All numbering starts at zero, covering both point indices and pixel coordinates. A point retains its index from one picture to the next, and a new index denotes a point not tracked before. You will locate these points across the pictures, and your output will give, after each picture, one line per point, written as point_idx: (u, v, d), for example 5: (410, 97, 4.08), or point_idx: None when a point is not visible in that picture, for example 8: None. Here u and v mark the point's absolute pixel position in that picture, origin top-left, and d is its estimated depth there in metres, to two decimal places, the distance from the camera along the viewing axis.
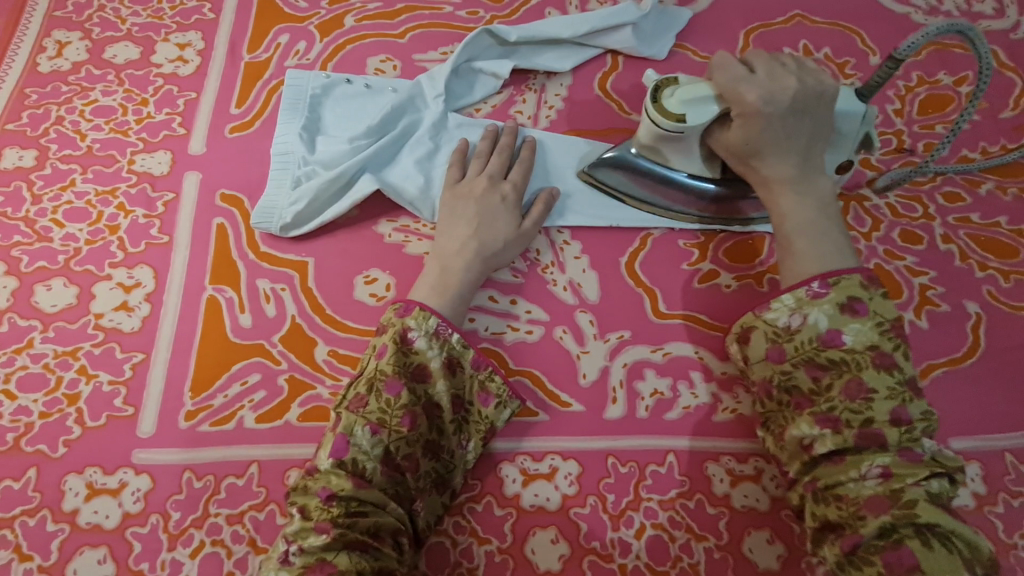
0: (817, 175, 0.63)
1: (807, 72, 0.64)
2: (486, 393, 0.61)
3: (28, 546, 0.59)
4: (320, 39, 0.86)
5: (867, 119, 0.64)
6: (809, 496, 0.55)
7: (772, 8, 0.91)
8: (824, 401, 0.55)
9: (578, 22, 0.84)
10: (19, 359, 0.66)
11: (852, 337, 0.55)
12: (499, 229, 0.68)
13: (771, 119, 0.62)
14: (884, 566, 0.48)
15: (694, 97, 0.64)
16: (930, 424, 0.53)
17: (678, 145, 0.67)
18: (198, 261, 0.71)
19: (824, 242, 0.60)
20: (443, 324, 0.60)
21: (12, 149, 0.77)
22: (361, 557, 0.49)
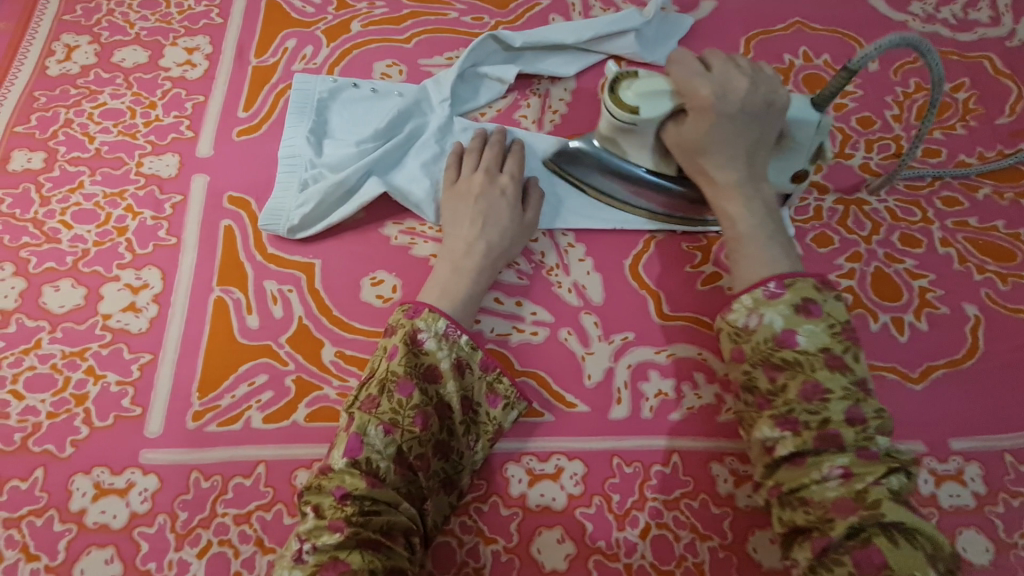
0: (762, 182, 0.66)
1: (759, 79, 0.66)
2: (494, 395, 0.62)
3: (35, 545, 0.59)
4: (327, 44, 0.87)
5: (821, 130, 0.66)
6: (776, 501, 0.54)
7: (773, 16, 0.92)
8: (781, 402, 0.54)
9: (582, 28, 0.85)
10: (26, 359, 0.66)
11: (806, 338, 0.54)
12: (502, 228, 0.69)
13: (721, 125, 0.64)
14: (855, 567, 0.47)
15: (650, 91, 0.66)
16: (885, 422, 0.52)
17: (632, 136, 0.69)
18: (206, 263, 0.72)
19: (771, 245, 0.61)
20: (452, 325, 0.61)
21: (21, 151, 0.77)
22: (374, 554, 0.49)
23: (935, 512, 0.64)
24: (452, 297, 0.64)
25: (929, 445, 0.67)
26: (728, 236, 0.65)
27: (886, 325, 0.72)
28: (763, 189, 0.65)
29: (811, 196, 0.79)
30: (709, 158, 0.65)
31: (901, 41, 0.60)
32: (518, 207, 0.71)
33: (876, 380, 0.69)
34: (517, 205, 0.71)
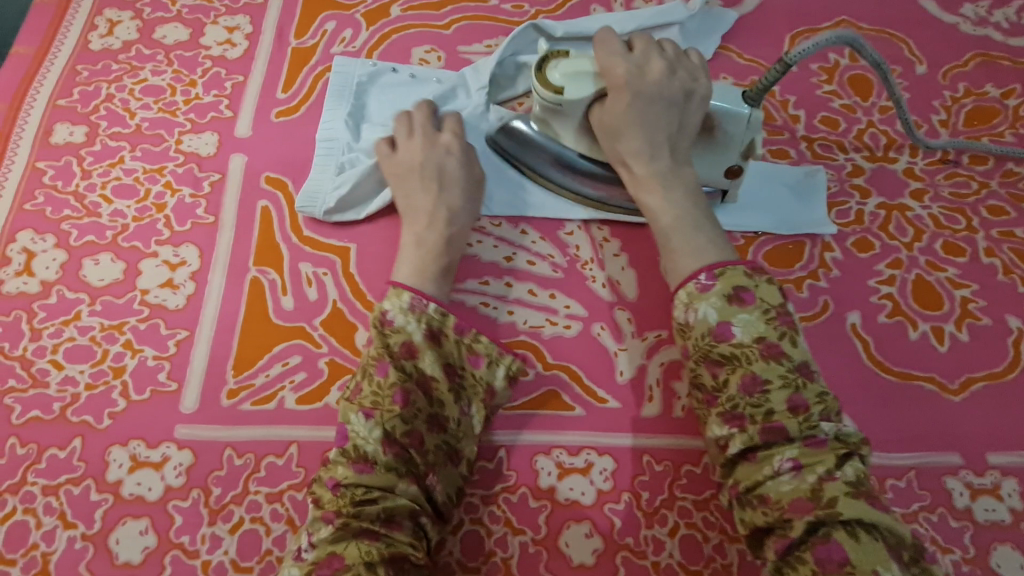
0: (684, 170, 0.66)
1: (678, 64, 0.66)
2: (476, 355, 0.61)
3: (72, 514, 0.60)
4: (366, 27, 0.86)
5: (752, 124, 0.64)
6: (737, 502, 0.54)
7: (819, 13, 0.90)
8: (726, 399, 0.54)
9: (624, 20, 0.84)
10: (66, 330, 0.67)
11: (742, 329, 0.54)
12: (459, 189, 0.70)
13: (638, 109, 0.64)
14: (817, 564, 0.47)
15: (575, 72, 0.66)
16: (828, 406, 0.53)
17: (561, 118, 0.68)
18: (242, 243, 0.72)
19: (696, 236, 0.61)
20: (416, 296, 0.60)
21: (63, 125, 0.78)
22: (373, 544, 0.50)
23: (969, 525, 0.63)
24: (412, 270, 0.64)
25: (966, 457, 0.66)
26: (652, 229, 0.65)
27: (925, 334, 0.71)
28: (683, 177, 0.65)
29: (853, 200, 0.78)
30: (629, 150, 0.65)
31: (834, 39, 0.60)
32: (471, 163, 0.71)
33: (913, 390, 0.68)
34: (471, 166, 0.71)
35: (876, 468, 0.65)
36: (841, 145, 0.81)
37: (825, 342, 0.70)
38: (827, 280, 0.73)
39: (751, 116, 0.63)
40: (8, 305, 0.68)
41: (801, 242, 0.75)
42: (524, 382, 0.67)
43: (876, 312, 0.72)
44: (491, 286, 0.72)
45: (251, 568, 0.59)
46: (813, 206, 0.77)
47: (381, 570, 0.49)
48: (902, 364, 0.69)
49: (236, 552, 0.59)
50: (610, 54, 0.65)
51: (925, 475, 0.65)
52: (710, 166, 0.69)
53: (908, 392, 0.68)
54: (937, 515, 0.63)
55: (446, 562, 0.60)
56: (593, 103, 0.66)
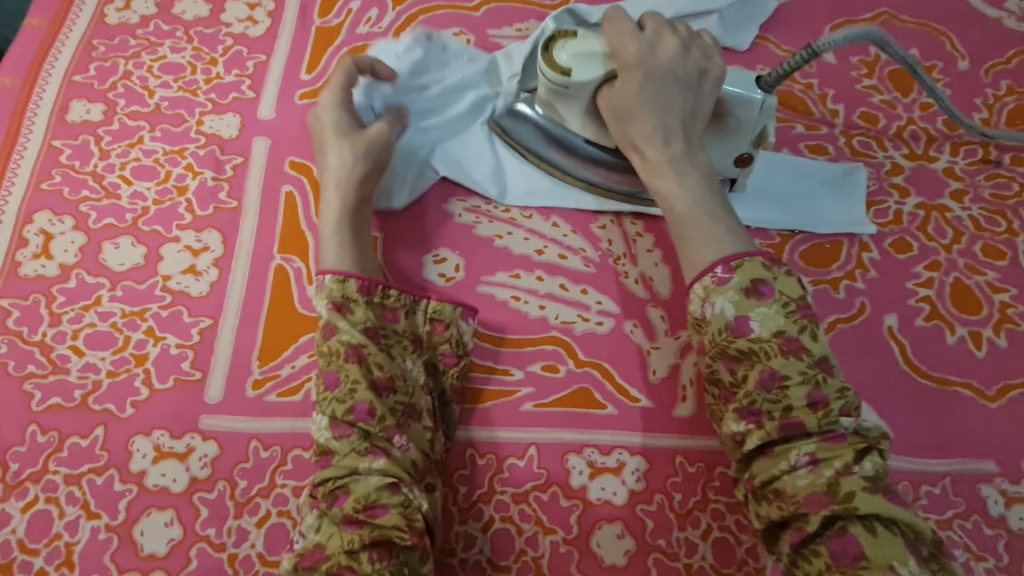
0: (699, 155, 0.62)
1: (693, 44, 0.63)
2: (392, 311, 0.62)
3: (96, 504, 0.59)
4: (393, 8, 0.83)
5: (765, 111, 0.62)
6: (752, 496, 0.53)
7: (860, 4, 0.88)
8: (743, 395, 0.53)
9: (663, 7, 0.81)
10: (87, 316, 0.65)
11: (759, 323, 0.52)
12: (336, 151, 0.67)
13: (651, 89, 0.60)
14: (831, 558, 0.47)
15: (583, 52, 0.62)
16: (848, 401, 0.52)
17: (568, 102, 0.65)
18: (266, 229, 0.70)
19: (713, 224, 0.58)
20: (317, 278, 0.62)
21: (79, 102, 0.75)
22: (356, 532, 0.50)
23: (1004, 534, 0.62)
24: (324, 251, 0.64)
25: (1001, 465, 0.65)
26: (667, 216, 0.61)
27: (963, 339, 0.70)
28: (698, 162, 0.62)
29: (892, 199, 0.76)
30: (639, 132, 0.61)
31: (860, 35, 0.60)
32: (346, 118, 0.69)
33: (949, 396, 0.67)
34: (349, 124, 0.69)
35: (910, 474, 0.64)
36: (880, 142, 0.79)
37: (860, 346, 0.69)
38: (864, 281, 0.72)
39: (766, 100, 0.61)
40: (26, 288, 0.66)
41: (839, 241, 0.74)
42: (554, 379, 0.66)
43: (913, 315, 0.70)
44: (521, 279, 0.70)
45: (278, 562, 0.58)
46: (849, 197, 0.75)
47: (363, 557, 0.49)
48: (938, 368, 0.68)
49: (264, 546, 0.58)
50: (622, 32, 0.61)
51: (960, 481, 0.64)
52: (722, 154, 0.66)
53: (945, 397, 0.67)
54: (971, 522, 0.63)
55: (476, 561, 0.59)
56: (602, 85, 0.63)
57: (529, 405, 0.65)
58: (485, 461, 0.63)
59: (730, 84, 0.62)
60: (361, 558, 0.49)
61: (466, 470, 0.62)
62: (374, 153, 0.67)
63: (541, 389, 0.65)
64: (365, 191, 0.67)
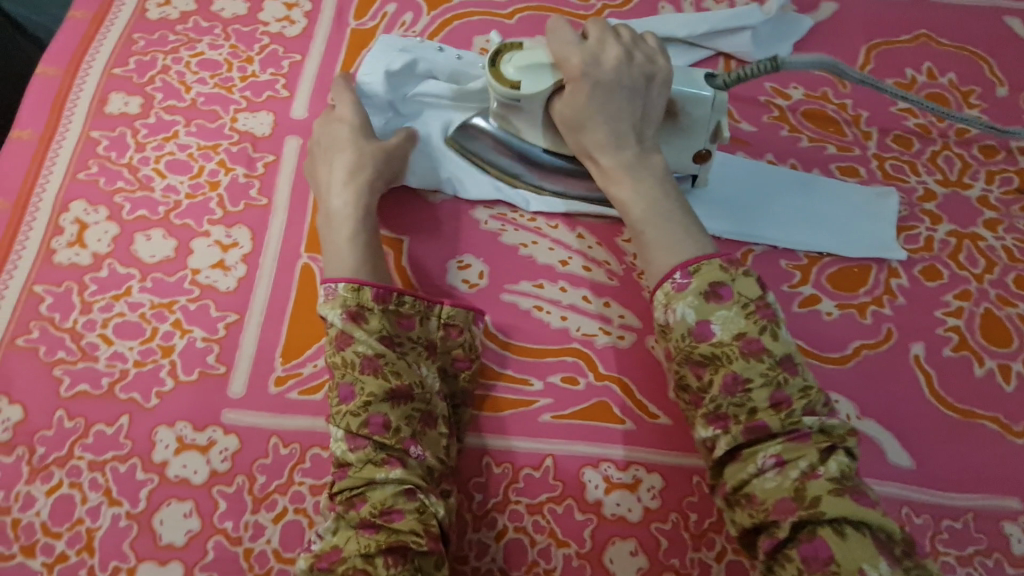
0: (653, 158, 0.62)
1: (636, 48, 0.63)
2: (406, 317, 0.61)
3: (118, 491, 0.60)
4: (427, 12, 0.84)
5: (717, 107, 0.62)
6: (726, 503, 0.52)
7: (898, 25, 0.86)
8: (709, 400, 0.52)
9: (696, 22, 0.81)
10: (116, 305, 0.66)
11: (721, 326, 0.52)
12: (353, 153, 0.68)
13: (598, 99, 0.60)
14: (803, 563, 0.46)
15: (531, 63, 0.62)
16: (812, 400, 0.51)
17: (519, 113, 0.65)
18: (295, 228, 0.71)
19: (670, 227, 0.58)
20: (326, 286, 0.61)
21: (118, 94, 0.77)
22: (373, 536, 0.51)
23: None
24: (336, 259, 0.63)
25: None
26: (627, 221, 0.61)
27: (991, 371, 0.68)
28: (652, 165, 0.61)
29: (923, 225, 0.75)
30: (593, 140, 0.62)
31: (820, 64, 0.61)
32: (364, 124, 0.70)
33: (975, 429, 0.66)
34: (367, 128, 0.70)
35: (932, 508, 0.63)
36: (913, 166, 0.78)
37: (886, 374, 0.68)
38: (892, 307, 0.71)
39: (715, 99, 0.62)
40: (60, 275, 0.67)
41: (867, 265, 0.73)
42: (573, 392, 0.66)
43: (940, 344, 0.69)
44: (545, 289, 0.70)
45: (293, 559, 0.58)
46: (838, 202, 0.75)
47: (379, 561, 0.49)
48: (965, 401, 0.67)
49: (279, 542, 0.59)
50: (564, 41, 0.61)
51: (983, 517, 0.63)
52: (679, 150, 0.66)
53: (970, 431, 0.66)
54: (992, 559, 0.61)
55: (488, 569, 0.60)
56: (552, 94, 0.63)
57: (548, 416, 0.65)
58: (502, 470, 0.63)
59: (680, 84, 0.62)
60: (375, 562, 0.49)
61: (481, 478, 0.62)
62: (383, 161, 0.68)
63: (560, 400, 0.65)
64: (370, 196, 0.67)
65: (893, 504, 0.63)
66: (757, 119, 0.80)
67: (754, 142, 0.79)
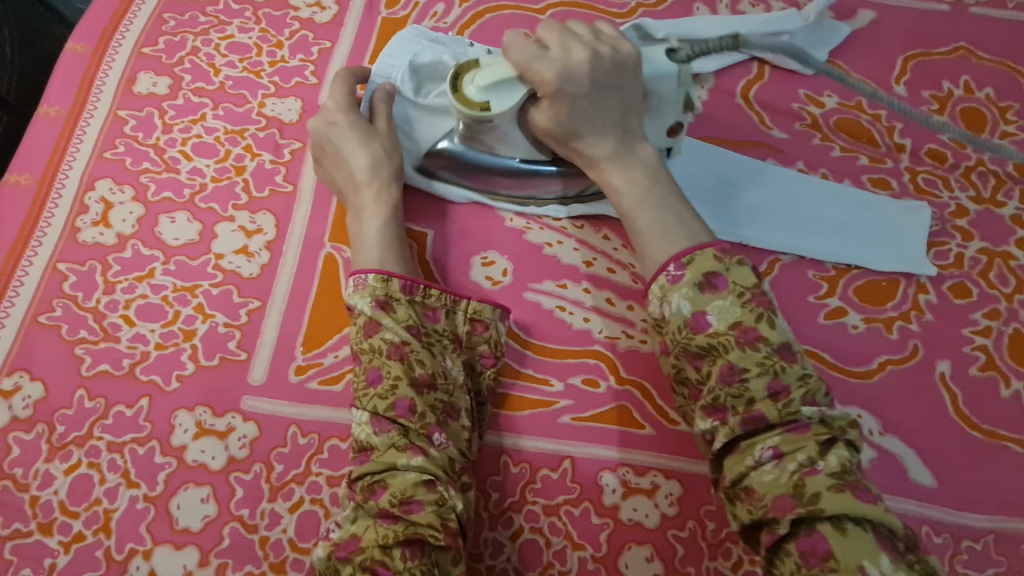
0: (641, 146, 0.60)
1: (600, 42, 0.59)
2: (432, 310, 0.62)
3: (136, 473, 0.60)
4: (459, 3, 0.82)
5: (683, 82, 0.59)
6: (726, 498, 0.51)
7: (936, 36, 0.85)
8: (708, 391, 0.52)
9: (731, 24, 0.80)
10: (139, 287, 0.66)
11: (716, 317, 0.51)
12: (361, 149, 0.67)
13: (576, 103, 0.58)
14: (801, 557, 0.45)
15: (496, 82, 0.59)
16: (811, 389, 0.50)
17: (493, 132, 0.63)
18: (319, 216, 0.70)
19: (666, 215, 0.57)
20: (354, 278, 0.61)
21: (146, 74, 0.76)
22: (391, 526, 0.50)
23: None
24: (364, 250, 0.64)
25: None
26: (621, 211, 0.60)
27: (1017, 394, 0.67)
28: (642, 153, 0.60)
29: (954, 241, 0.74)
30: (586, 146, 0.60)
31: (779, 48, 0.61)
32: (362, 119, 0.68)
33: (998, 450, 0.65)
34: (366, 124, 0.68)
35: (952, 527, 0.62)
36: (946, 181, 0.77)
37: (912, 391, 0.67)
38: (919, 323, 0.70)
39: (680, 73, 0.58)
40: (83, 254, 0.67)
41: (896, 280, 0.72)
42: (594, 394, 0.65)
43: (967, 363, 0.68)
44: (568, 289, 0.69)
45: (309, 549, 0.58)
46: (837, 202, 0.74)
47: (397, 553, 0.49)
48: (990, 421, 0.66)
49: (295, 532, 0.59)
50: (528, 53, 0.58)
51: (1004, 540, 0.62)
52: (651, 131, 0.63)
53: (995, 452, 0.65)
54: None
55: (503, 568, 0.59)
56: (528, 106, 0.60)
57: (567, 417, 0.64)
58: (519, 470, 0.62)
59: (644, 61, 0.59)
60: (393, 553, 0.49)
61: (498, 476, 0.62)
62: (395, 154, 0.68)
63: (581, 402, 0.65)
64: (394, 189, 0.67)
65: (913, 522, 0.62)
66: (789, 127, 0.79)
67: (784, 150, 0.78)
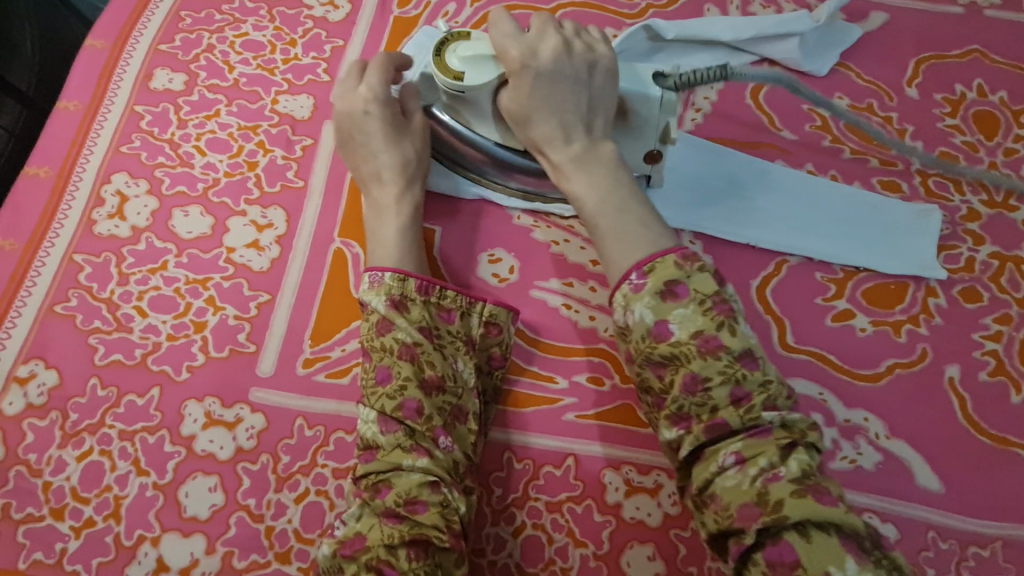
0: (604, 146, 0.60)
1: (577, 38, 0.62)
2: (447, 311, 0.62)
3: (146, 461, 0.61)
4: (470, 3, 0.83)
5: (665, 107, 0.61)
6: (695, 505, 0.51)
7: (949, 39, 0.84)
8: (671, 401, 0.51)
9: (742, 25, 0.80)
10: (152, 279, 0.67)
11: (679, 325, 0.50)
12: (391, 147, 0.67)
13: (540, 90, 0.59)
14: (768, 566, 0.45)
15: (474, 55, 0.61)
16: (771, 395, 0.50)
17: (468, 106, 0.65)
18: (329, 211, 0.71)
19: (621, 216, 0.56)
20: (372, 273, 0.62)
21: (163, 71, 0.78)
22: (396, 526, 0.51)
23: None
24: (380, 249, 0.64)
25: None
26: (578, 210, 0.59)
27: None
28: (604, 152, 0.59)
29: (965, 245, 0.73)
30: (541, 134, 0.60)
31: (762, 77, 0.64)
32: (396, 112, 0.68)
33: (1010, 457, 0.64)
34: (399, 120, 0.68)
35: (958, 534, 0.62)
36: (958, 185, 0.76)
37: (922, 396, 0.66)
38: (928, 327, 0.69)
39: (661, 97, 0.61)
40: (99, 246, 0.69)
41: (905, 282, 0.71)
42: (598, 392, 0.65)
43: (977, 368, 0.68)
44: (574, 288, 0.70)
45: (313, 540, 0.59)
46: (843, 205, 0.74)
47: (401, 553, 0.49)
48: (1001, 428, 0.65)
49: (300, 523, 0.59)
50: (506, 31, 0.60)
51: (1012, 547, 0.61)
52: (631, 150, 0.65)
53: (1004, 458, 0.64)
54: None
55: (505, 564, 0.60)
56: (499, 88, 0.62)
57: (571, 415, 0.64)
58: (523, 467, 0.63)
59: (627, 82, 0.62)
60: (398, 554, 0.49)
61: (502, 473, 0.63)
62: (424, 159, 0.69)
63: (585, 400, 0.65)
64: (417, 193, 0.68)
65: (918, 528, 0.62)
66: (799, 128, 0.79)
67: (793, 152, 0.78)
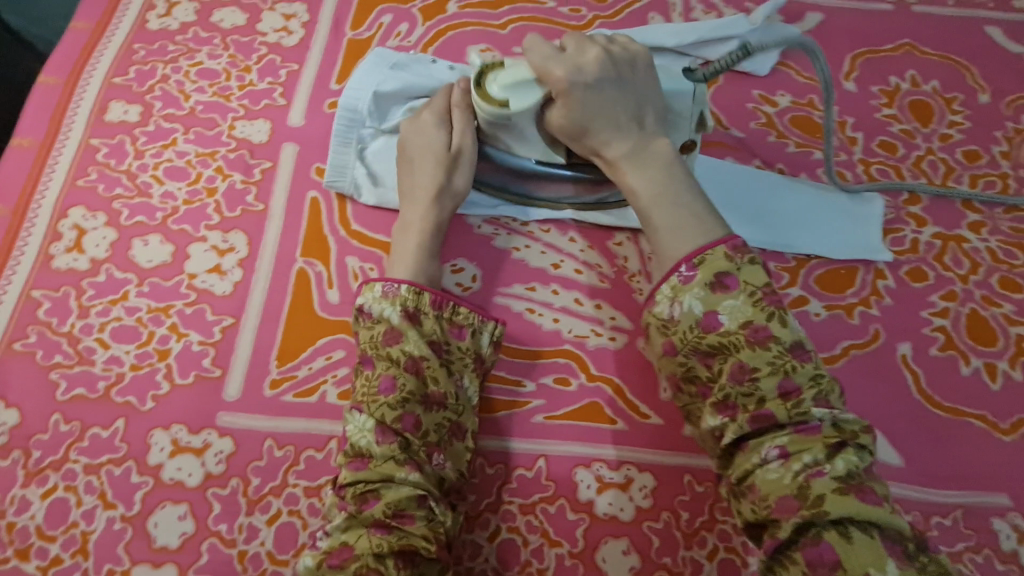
0: (658, 142, 0.60)
1: (612, 45, 0.62)
2: (458, 327, 0.62)
3: (112, 494, 0.60)
4: (422, 23, 0.85)
5: (698, 98, 0.61)
6: (733, 493, 0.53)
7: (881, 34, 0.88)
8: (719, 389, 0.53)
9: (683, 31, 0.83)
10: (113, 310, 0.67)
11: (728, 317, 0.52)
12: (429, 168, 0.67)
13: (590, 99, 0.59)
14: (808, 565, 0.46)
15: (516, 81, 0.60)
16: (821, 390, 0.52)
17: (511, 132, 0.64)
18: (291, 232, 0.72)
19: (682, 211, 0.57)
20: (388, 283, 0.61)
21: (118, 103, 0.78)
22: (384, 536, 0.51)
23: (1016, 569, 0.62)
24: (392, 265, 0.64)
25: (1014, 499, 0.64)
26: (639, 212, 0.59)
27: (977, 370, 0.69)
28: (660, 150, 0.59)
29: (908, 227, 0.76)
30: (597, 141, 0.60)
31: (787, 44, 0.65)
32: (448, 135, 0.68)
33: (962, 427, 0.67)
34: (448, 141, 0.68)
35: (921, 505, 0.63)
36: (898, 171, 0.80)
37: (877, 375, 0.69)
38: (879, 308, 0.72)
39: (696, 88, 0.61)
40: (57, 281, 0.68)
41: (855, 267, 0.74)
42: (565, 393, 0.66)
43: (927, 344, 0.70)
44: (537, 292, 0.71)
45: (288, 561, 0.58)
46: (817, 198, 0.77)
47: (390, 563, 0.50)
48: (951, 399, 0.68)
49: (273, 544, 0.59)
50: (544, 53, 0.60)
51: (973, 514, 0.63)
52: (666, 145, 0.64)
53: (958, 429, 0.67)
54: (982, 556, 0.62)
55: (482, 569, 0.60)
56: (542, 109, 0.61)
57: (541, 417, 0.65)
58: (495, 471, 0.63)
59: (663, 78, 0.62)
60: (387, 562, 0.50)
61: (475, 479, 0.63)
62: (465, 186, 0.69)
63: (552, 401, 0.66)
64: (442, 219, 0.68)
65: None
66: (745, 126, 0.82)
67: (743, 148, 0.80)
